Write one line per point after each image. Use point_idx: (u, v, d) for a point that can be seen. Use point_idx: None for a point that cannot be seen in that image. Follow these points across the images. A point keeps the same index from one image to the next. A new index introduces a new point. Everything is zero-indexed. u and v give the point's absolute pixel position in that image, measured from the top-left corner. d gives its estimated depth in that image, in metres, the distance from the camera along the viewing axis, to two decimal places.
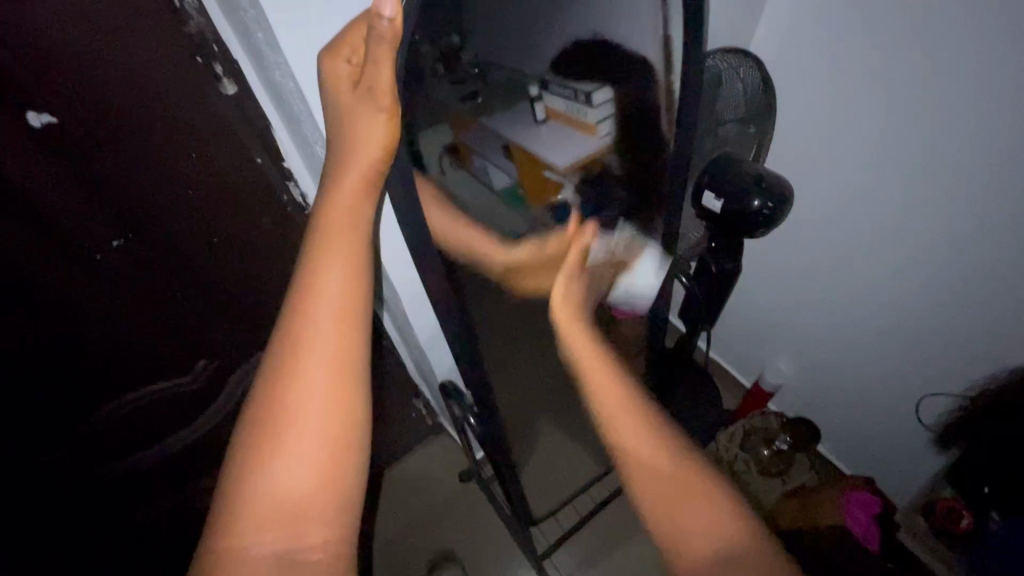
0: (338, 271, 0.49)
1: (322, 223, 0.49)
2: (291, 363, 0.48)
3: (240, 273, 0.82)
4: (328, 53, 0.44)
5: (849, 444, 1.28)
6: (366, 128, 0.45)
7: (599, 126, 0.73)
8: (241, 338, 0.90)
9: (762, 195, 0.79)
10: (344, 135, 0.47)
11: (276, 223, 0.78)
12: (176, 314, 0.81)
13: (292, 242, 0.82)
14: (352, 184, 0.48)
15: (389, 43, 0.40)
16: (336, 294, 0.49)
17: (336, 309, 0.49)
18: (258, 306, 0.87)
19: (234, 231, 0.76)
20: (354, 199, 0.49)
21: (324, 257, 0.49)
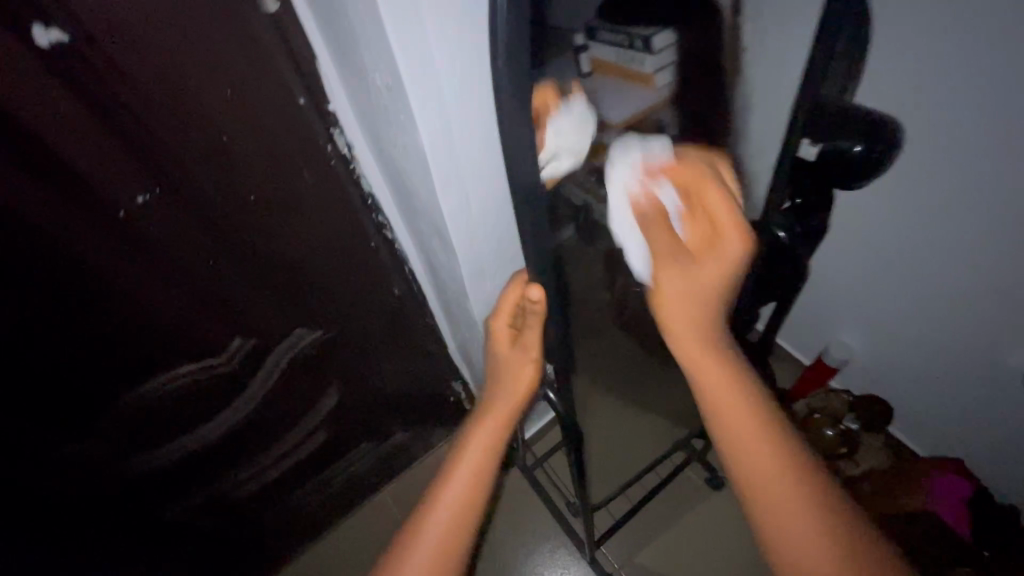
0: (484, 437, 0.63)
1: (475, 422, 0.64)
2: (436, 496, 0.60)
3: (279, 236, 0.72)
4: (497, 315, 0.63)
5: (932, 425, 1.18)
6: (523, 375, 0.64)
7: (655, 77, 0.74)
8: (282, 315, 0.80)
9: (868, 142, 0.71)
10: (502, 381, 0.65)
11: (318, 178, 0.69)
12: (214, 286, 0.71)
13: (335, 203, 0.73)
14: (496, 412, 0.64)
15: (538, 312, 0.58)
16: (479, 449, 0.62)
17: (476, 460, 0.62)
18: (299, 277, 0.77)
19: (275, 185, 0.67)
20: (499, 417, 0.64)
21: (480, 430, 0.63)
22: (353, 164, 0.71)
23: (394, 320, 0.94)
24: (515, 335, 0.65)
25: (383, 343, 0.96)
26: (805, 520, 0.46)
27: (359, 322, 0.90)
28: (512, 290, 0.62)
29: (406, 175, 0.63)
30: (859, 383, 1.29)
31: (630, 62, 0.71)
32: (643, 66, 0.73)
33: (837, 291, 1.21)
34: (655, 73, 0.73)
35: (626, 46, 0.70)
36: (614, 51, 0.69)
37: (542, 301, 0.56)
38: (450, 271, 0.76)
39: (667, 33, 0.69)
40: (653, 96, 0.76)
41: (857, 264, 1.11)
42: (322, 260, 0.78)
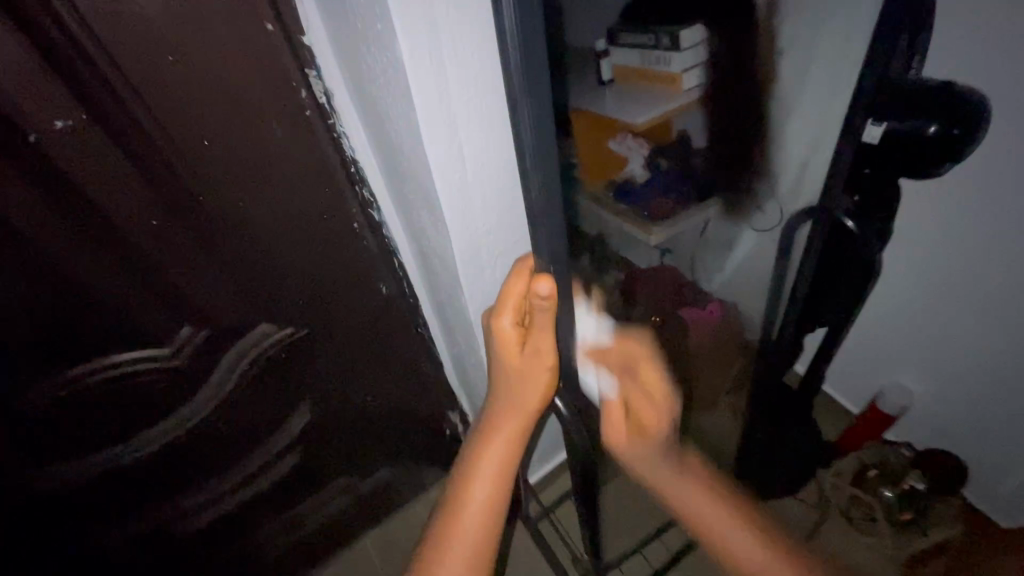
0: (498, 445, 0.48)
1: (484, 433, 0.49)
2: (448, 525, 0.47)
3: (239, 200, 0.60)
4: (506, 307, 0.43)
5: (1010, 492, 0.99)
6: (538, 385, 0.47)
7: (683, 76, 0.69)
8: (244, 304, 0.67)
9: (943, 120, 0.60)
10: (506, 377, 0.47)
11: (289, 130, 0.58)
12: (160, 254, 0.59)
13: (309, 170, 0.62)
14: (511, 418, 0.48)
15: (546, 301, 0.40)
16: (496, 463, 0.48)
17: (492, 476, 0.48)
18: (269, 256, 0.65)
19: (240, 134, 0.56)
20: (513, 418, 0.48)
21: (494, 435, 0.48)
22: (332, 118, 0.60)
23: (385, 328, 0.82)
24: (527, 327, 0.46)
25: (369, 352, 0.83)
26: (738, 527, 0.50)
27: (340, 323, 0.77)
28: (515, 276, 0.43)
29: (389, 120, 0.52)
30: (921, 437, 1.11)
31: (653, 64, 0.69)
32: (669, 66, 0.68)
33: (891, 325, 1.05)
34: (682, 72, 0.68)
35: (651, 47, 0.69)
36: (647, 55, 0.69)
37: (553, 297, 0.40)
38: (438, 253, 0.64)
39: (691, 38, 0.66)
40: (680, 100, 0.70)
41: (922, 293, 0.96)
42: (295, 240, 0.66)
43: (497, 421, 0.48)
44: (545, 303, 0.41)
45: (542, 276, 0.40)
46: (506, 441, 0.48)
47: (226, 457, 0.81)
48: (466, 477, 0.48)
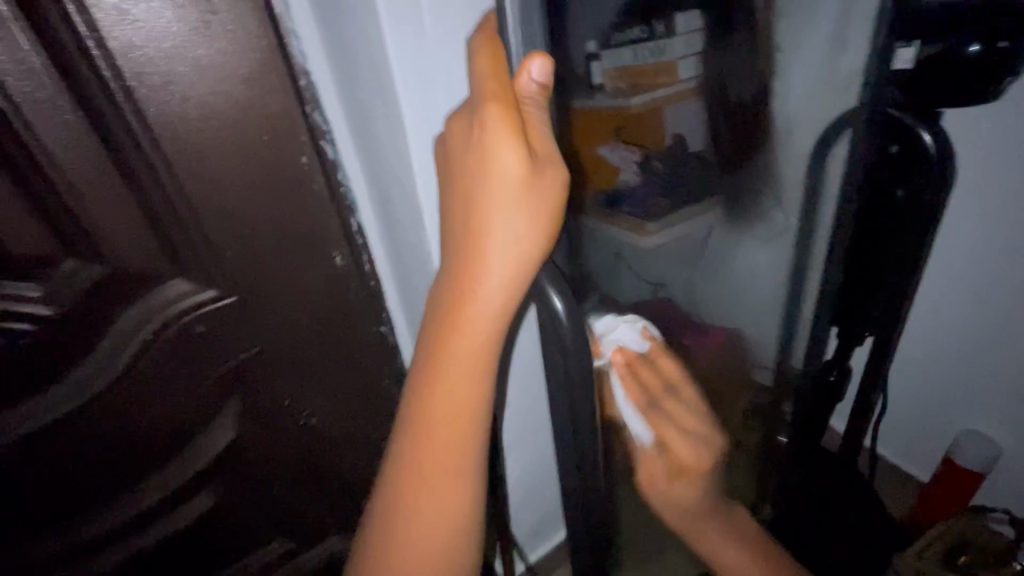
0: (480, 313, 0.33)
1: (457, 305, 0.33)
2: (424, 415, 0.35)
3: (157, 111, 0.46)
4: (490, 105, 0.29)
5: None
6: (517, 242, 0.31)
7: (681, 65, 0.51)
8: (149, 251, 0.52)
9: (988, 36, 0.50)
10: (486, 219, 0.31)
11: (228, 10, 0.45)
12: (45, 153, 0.45)
13: (252, 82, 0.48)
14: (496, 285, 0.32)
15: (538, 102, 0.30)
16: (479, 338, 0.34)
17: (476, 354, 0.34)
18: (194, 185, 0.51)
19: (171, 15, 0.44)
20: (501, 283, 0.32)
21: (477, 302, 0.33)
22: (278, 8, 0.47)
23: (336, 321, 0.65)
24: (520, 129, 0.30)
25: (315, 351, 0.66)
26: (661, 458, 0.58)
27: (280, 301, 0.60)
28: (489, 62, 0.29)
29: None
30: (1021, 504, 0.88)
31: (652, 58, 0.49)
32: (664, 55, 0.49)
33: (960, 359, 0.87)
34: (682, 60, 0.50)
35: (645, 36, 0.48)
36: (638, 38, 0.47)
37: (546, 86, 0.30)
38: (399, 184, 0.49)
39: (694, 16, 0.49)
40: (674, 93, 0.52)
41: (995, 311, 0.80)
42: (226, 176, 0.52)
43: (463, 309, 0.33)
44: (533, 95, 0.30)
45: (532, 56, 0.29)
46: (480, 333, 0.33)
47: (123, 473, 0.62)
48: (430, 386, 0.35)
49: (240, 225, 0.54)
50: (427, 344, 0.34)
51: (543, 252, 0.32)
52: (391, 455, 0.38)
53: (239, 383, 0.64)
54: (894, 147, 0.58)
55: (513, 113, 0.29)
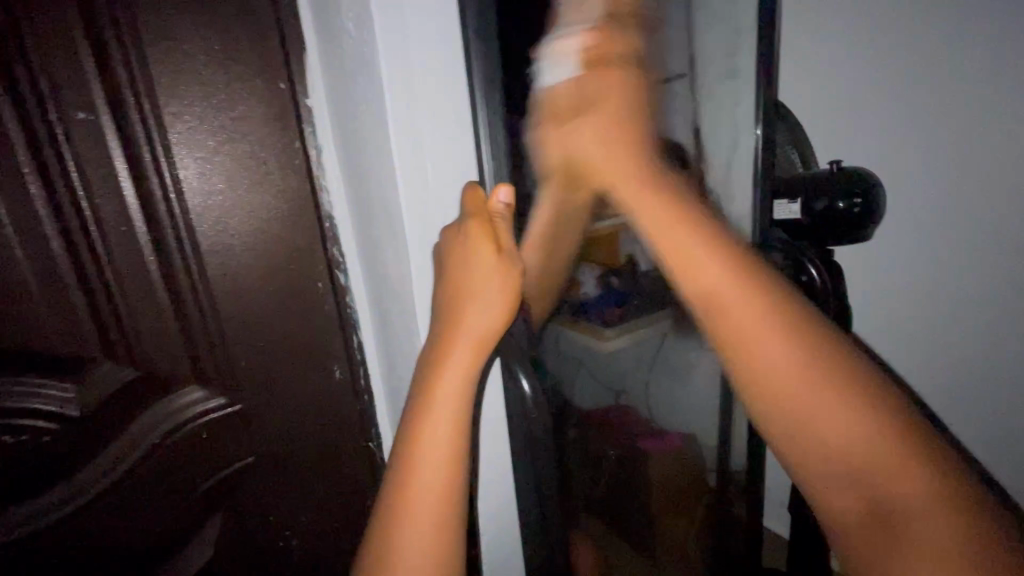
0: (455, 379, 0.39)
1: (435, 373, 0.39)
2: (407, 479, 0.38)
3: (213, 246, 0.59)
4: (473, 218, 0.40)
5: None
6: (487, 316, 0.39)
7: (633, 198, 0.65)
8: (177, 360, 0.60)
9: (845, 194, 0.65)
10: (460, 300, 0.40)
11: (283, 175, 0.61)
12: (116, 275, 0.55)
13: (289, 223, 0.62)
14: (468, 351, 0.39)
15: (506, 224, 0.42)
16: (453, 402, 0.39)
17: (452, 417, 0.39)
18: (227, 303, 0.60)
19: (241, 176, 0.59)
20: (472, 352, 0.39)
21: (451, 368, 0.39)
22: (317, 174, 0.63)
23: (329, 434, 0.70)
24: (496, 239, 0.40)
25: (305, 464, 0.69)
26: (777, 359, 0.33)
27: (278, 410, 0.66)
28: (472, 191, 0.41)
29: (366, 149, 0.55)
30: None
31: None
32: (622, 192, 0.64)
33: None
34: None
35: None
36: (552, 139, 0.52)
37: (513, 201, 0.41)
38: (399, 299, 0.59)
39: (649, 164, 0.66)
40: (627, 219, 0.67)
41: None
42: (253, 297, 0.62)
43: (438, 381, 0.39)
44: (501, 211, 0.41)
45: (501, 185, 0.41)
46: (454, 394, 0.39)
47: None
48: (411, 451, 0.39)
49: (262, 342, 0.63)
50: (411, 409, 0.40)
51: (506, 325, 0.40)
52: (373, 529, 0.39)
53: (226, 495, 0.65)
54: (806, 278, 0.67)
55: (487, 226, 0.40)
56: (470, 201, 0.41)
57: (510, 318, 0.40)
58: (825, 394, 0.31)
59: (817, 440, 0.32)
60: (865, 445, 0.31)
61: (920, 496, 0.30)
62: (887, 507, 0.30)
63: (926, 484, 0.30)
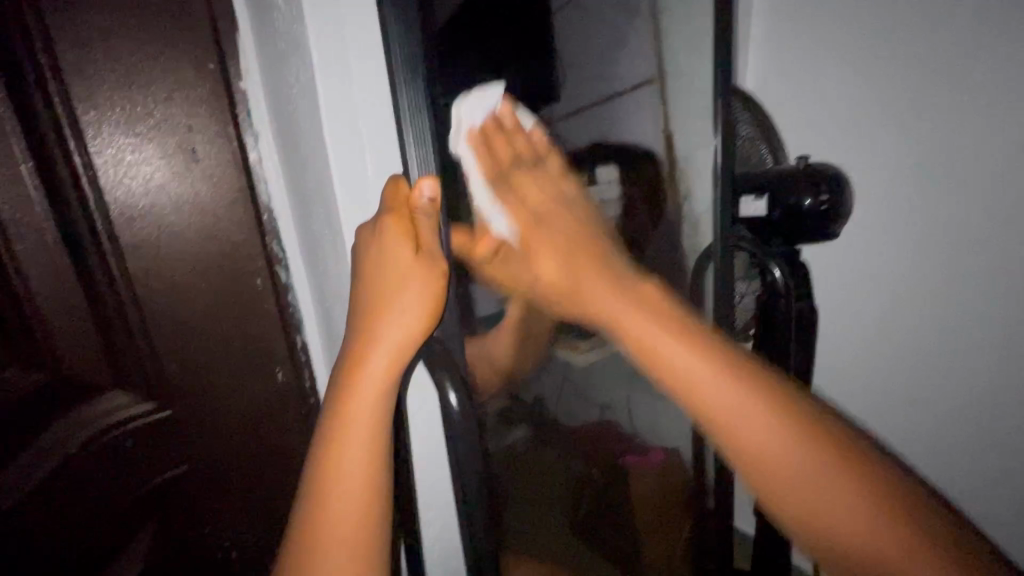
0: (371, 391, 0.36)
1: (349, 385, 0.36)
2: (318, 505, 0.34)
3: (134, 239, 0.54)
4: (390, 214, 0.37)
5: None
6: (404, 319, 0.36)
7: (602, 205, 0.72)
8: (96, 362, 0.55)
9: (812, 191, 0.63)
10: (378, 304, 0.36)
11: (213, 164, 0.56)
12: (20, 270, 0.50)
13: (221, 216, 0.57)
14: (385, 359, 0.36)
15: (431, 221, 0.38)
16: (368, 417, 0.36)
17: (368, 433, 0.35)
18: (151, 300, 0.56)
19: (165, 166, 0.54)
20: (390, 361, 0.36)
21: (366, 378, 0.35)
22: (255, 163, 0.58)
23: (271, 438, 0.66)
24: (415, 237, 0.37)
25: (244, 470, 0.65)
26: (740, 418, 0.34)
27: (213, 416, 0.62)
28: (393, 184, 0.38)
29: (301, 137, 0.51)
30: None
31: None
32: None
33: None
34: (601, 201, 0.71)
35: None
36: None
37: (437, 196, 0.38)
38: (340, 299, 0.55)
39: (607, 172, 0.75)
40: None
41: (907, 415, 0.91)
42: (182, 295, 0.57)
43: (351, 396, 0.35)
44: (424, 206, 0.38)
45: (424, 178, 0.37)
46: (370, 404, 0.36)
47: None
48: (324, 468, 0.35)
49: (193, 342, 0.59)
50: (324, 422, 0.36)
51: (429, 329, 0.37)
52: (281, 558, 0.35)
53: (156, 507, 0.61)
54: (770, 278, 0.64)
55: (403, 222, 0.37)
56: (386, 194, 0.38)
57: (432, 320, 0.37)
58: (747, 419, 0.34)
59: (776, 484, 0.34)
60: (818, 485, 0.33)
61: (817, 483, 0.33)
62: (858, 546, 0.32)
63: (831, 478, 0.33)
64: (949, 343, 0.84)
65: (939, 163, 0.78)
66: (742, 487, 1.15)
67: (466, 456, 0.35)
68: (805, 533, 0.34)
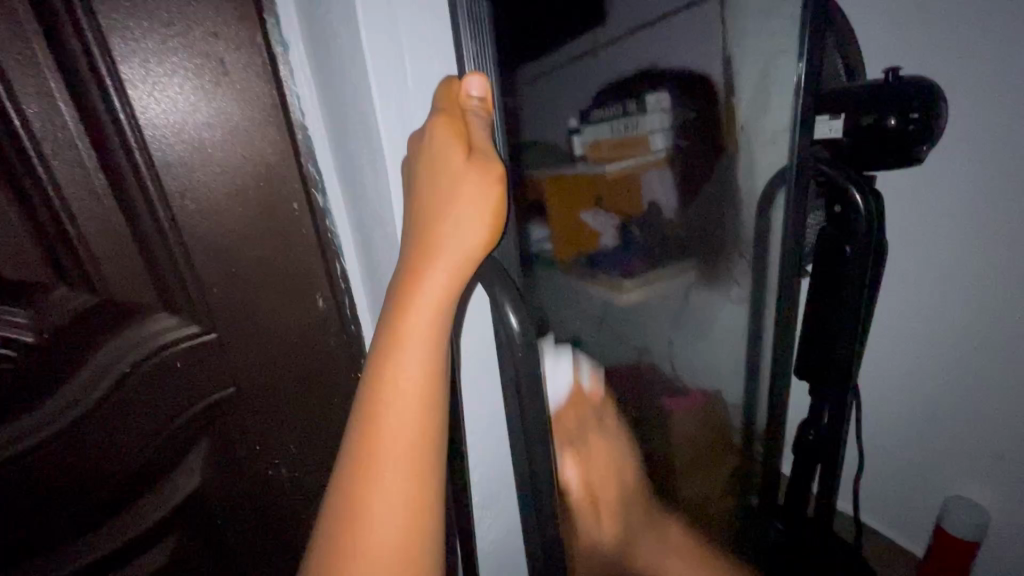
0: (429, 307, 0.34)
1: (406, 301, 0.34)
2: (377, 420, 0.34)
3: (169, 157, 0.52)
4: (441, 115, 0.34)
5: None
6: (462, 235, 0.34)
7: (653, 137, 0.64)
8: (141, 284, 0.55)
9: (898, 111, 0.56)
10: (434, 217, 0.34)
11: (242, 75, 0.52)
12: (64, 190, 0.49)
13: (255, 133, 0.54)
14: (442, 275, 0.34)
15: (482, 126, 0.35)
16: (426, 333, 0.34)
17: (425, 350, 0.34)
18: (191, 221, 0.54)
19: (193, 77, 0.50)
20: (449, 277, 0.34)
21: (425, 293, 0.33)
22: (285, 72, 0.54)
23: (316, 361, 0.66)
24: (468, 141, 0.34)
25: (289, 391, 0.66)
26: None
27: (259, 338, 0.62)
28: (444, 84, 0.35)
29: (335, 41, 0.46)
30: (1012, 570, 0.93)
31: (627, 131, 0.61)
32: (638, 128, 0.62)
33: (929, 408, 0.96)
34: (652, 133, 0.63)
35: (621, 112, 0.60)
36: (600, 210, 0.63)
37: (487, 95, 0.34)
38: (380, 222, 0.52)
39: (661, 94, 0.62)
40: (648, 156, 0.64)
41: (969, 359, 0.88)
42: (220, 218, 0.55)
43: (407, 313, 0.34)
44: (475, 108, 0.34)
45: (471, 75, 0.34)
46: (428, 324, 0.34)
47: (87, 508, 0.60)
48: (380, 388, 0.34)
49: (234, 264, 0.58)
50: (377, 343, 0.34)
51: (488, 245, 0.34)
52: (338, 476, 0.34)
53: (211, 422, 0.64)
54: (837, 208, 0.60)
55: (455, 127, 0.33)
56: (439, 96, 0.35)
57: (491, 233, 0.34)
58: None
59: None
60: None
61: None
62: None
63: None
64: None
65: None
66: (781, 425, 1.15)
67: (527, 379, 0.34)
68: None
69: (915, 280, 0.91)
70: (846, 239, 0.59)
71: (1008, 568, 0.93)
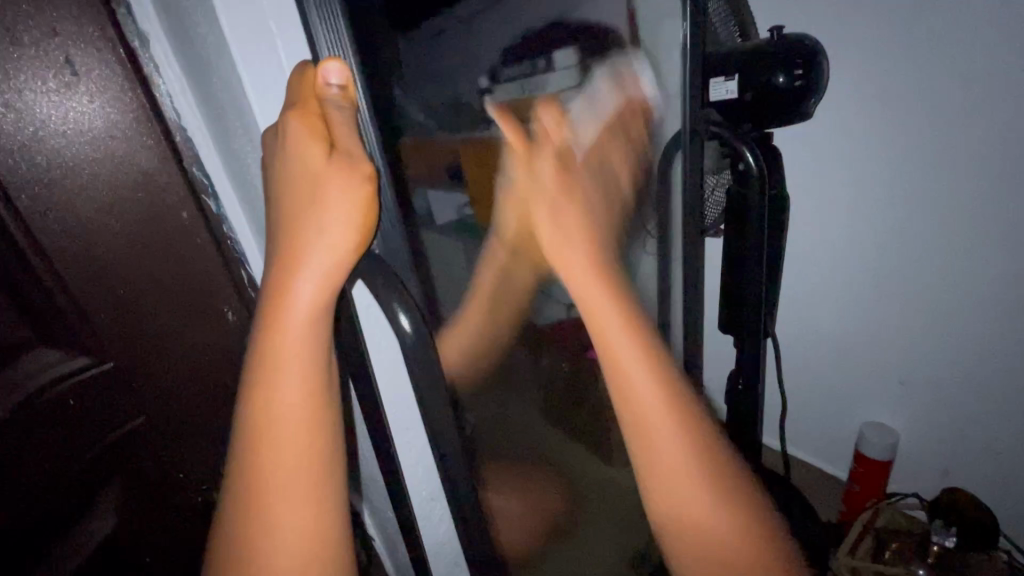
0: (302, 321, 0.33)
1: (275, 317, 0.32)
2: (259, 443, 0.32)
3: (18, 176, 0.46)
4: (295, 111, 0.31)
5: None
6: (330, 240, 0.32)
7: (562, 93, 0.62)
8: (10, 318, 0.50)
9: (786, 68, 0.58)
10: (301, 221, 0.32)
11: (94, 73, 0.47)
12: None
13: (119, 139, 0.49)
14: (312, 285, 0.32)
15: (346, 116, 0.32)
16: (302, 348, 0.33)
17: (303, 364, 0.33)
18: (59, 245, 0.49)
19: (34, 82, 0.44)
20: (320, 287, 0.32)
21: (294, 308, 0.32)
22: (146, 68, 0.49)
23: (230, 379, 0.62)
24: (334, 138, 0.32)
25: (204, 413, 0.62)
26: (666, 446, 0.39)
27: (162, 363, 0.57)
28: (297, 73, 0.32)
29: (191, 31, 0.42)
30: (919, 481, 1.04)
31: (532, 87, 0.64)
32: (545, 87, 0.61)
33: (841, 346, 1.04)
34: (560, 89, 0.61)
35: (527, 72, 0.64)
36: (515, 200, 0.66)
37: (347, 84, 0.31)
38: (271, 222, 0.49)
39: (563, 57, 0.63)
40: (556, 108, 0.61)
41: (871, 298, 0.96)
42: (95, 237, 0.50)
43: (279, 328, 0.32)
44: (335, 97, 0.31)
45: (329, 60, 0.31)
46: (302, 340, 0.33)
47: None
48: (259, 409, 0.33)
49: (120, 286, 0.52)
50: (251, 364, 0.33)
51: (361, 246, 0.33)
52: (225, 503, 0.33)
53: (120, 460, 0.59)
54: (741, 166, 0.61)
55: (315, 124, 0.31)
56: (294, 88, 0.32)
57: (363, 233, 0.33)
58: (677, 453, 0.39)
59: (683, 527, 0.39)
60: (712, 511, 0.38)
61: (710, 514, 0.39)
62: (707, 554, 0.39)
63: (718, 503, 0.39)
64: (908, 223, 0.86)
65: (913, 35, 0.76)
66: (712, 379, 1.21)
67: (428, 378, 0.33)
68: (668, 532, 0.40)
69: (819, 229, 0.98)
70: (751, 198, 0.61)
71: (911, 483, 1.05)
